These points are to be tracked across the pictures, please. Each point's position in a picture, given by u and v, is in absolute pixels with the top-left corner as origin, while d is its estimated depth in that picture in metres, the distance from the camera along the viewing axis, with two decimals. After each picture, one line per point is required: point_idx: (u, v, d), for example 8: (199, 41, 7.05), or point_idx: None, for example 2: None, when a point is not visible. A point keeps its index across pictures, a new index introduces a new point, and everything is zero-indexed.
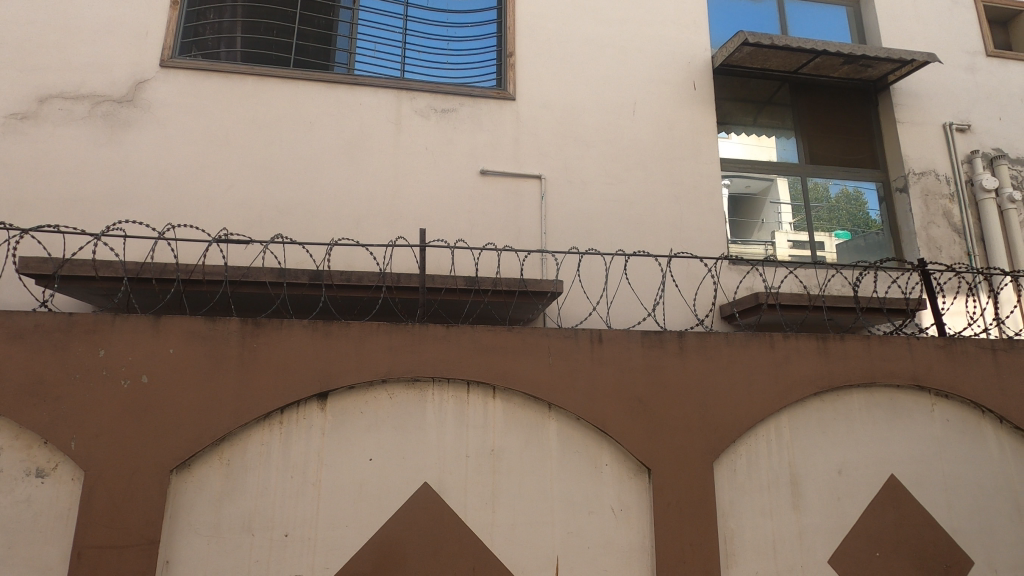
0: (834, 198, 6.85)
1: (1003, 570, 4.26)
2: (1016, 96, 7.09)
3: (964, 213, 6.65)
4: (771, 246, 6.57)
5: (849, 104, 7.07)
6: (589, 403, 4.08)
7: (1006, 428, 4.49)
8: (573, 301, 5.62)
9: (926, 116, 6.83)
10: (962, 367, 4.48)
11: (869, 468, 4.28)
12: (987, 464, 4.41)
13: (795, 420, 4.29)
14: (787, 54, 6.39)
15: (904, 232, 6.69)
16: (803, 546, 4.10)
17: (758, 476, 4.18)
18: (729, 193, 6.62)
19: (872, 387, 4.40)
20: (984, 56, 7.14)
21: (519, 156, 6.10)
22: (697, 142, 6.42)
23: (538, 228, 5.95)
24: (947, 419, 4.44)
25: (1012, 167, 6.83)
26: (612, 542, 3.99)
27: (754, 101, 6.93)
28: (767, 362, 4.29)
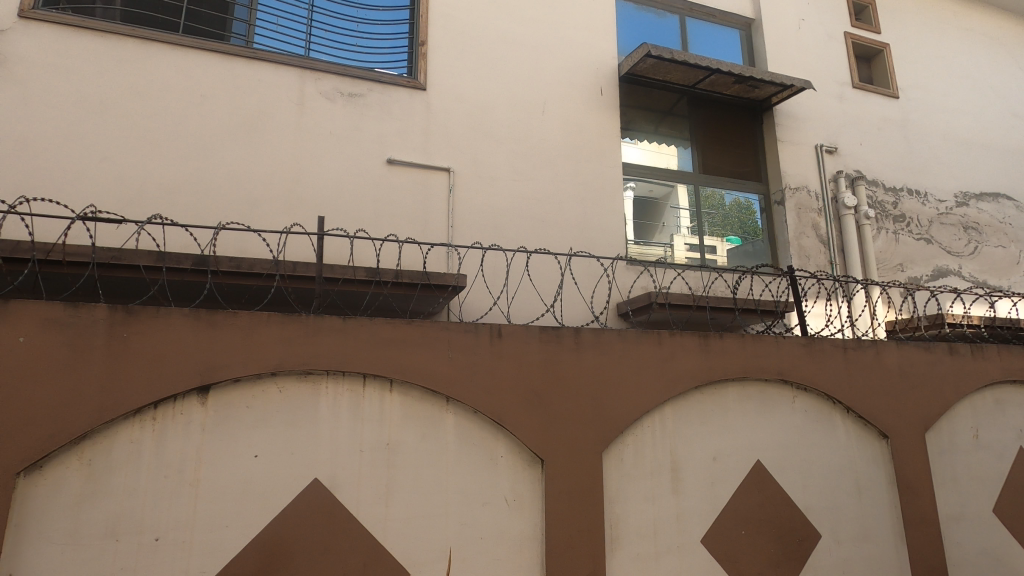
0: (727, 206, 7.40)
1: (846, 543, 4.80)
2: (874, 124, 8.02)
3: (829, 227, 7.44)
4: (669, 248, 7.00)
5: (740, 121, 7.65)
6: (487, 396, 4.14)
7: (854, 417, 5.08)
8: (476, 295, 5.68)
9: (802, 137, 7.57)
10: (818, 363, 5.02)
11: (739, 455, 4.69)
12: (836, 449, 4.98)
13: (677, 411, 4.61)
14: (686, 69, 6.81)
15: (779, 241, 7.37)
16: (680, 528, 4.42)
17: (642, 464, 4.45)
18: (631, 196, 6.97)
19: (745, 381, 4.83)
20: (850, 86, 8.02)
21: (428, 147, 6.03)
22: (602, 145, 6.68)
23: (444, 221, 5.92)
24: (805, 409, 4.96)
25: (868, 187, 7.71)
26: (504, 531, 4.08)
27: (655, 111, 7.32)
28: (654, 357, 4.57)
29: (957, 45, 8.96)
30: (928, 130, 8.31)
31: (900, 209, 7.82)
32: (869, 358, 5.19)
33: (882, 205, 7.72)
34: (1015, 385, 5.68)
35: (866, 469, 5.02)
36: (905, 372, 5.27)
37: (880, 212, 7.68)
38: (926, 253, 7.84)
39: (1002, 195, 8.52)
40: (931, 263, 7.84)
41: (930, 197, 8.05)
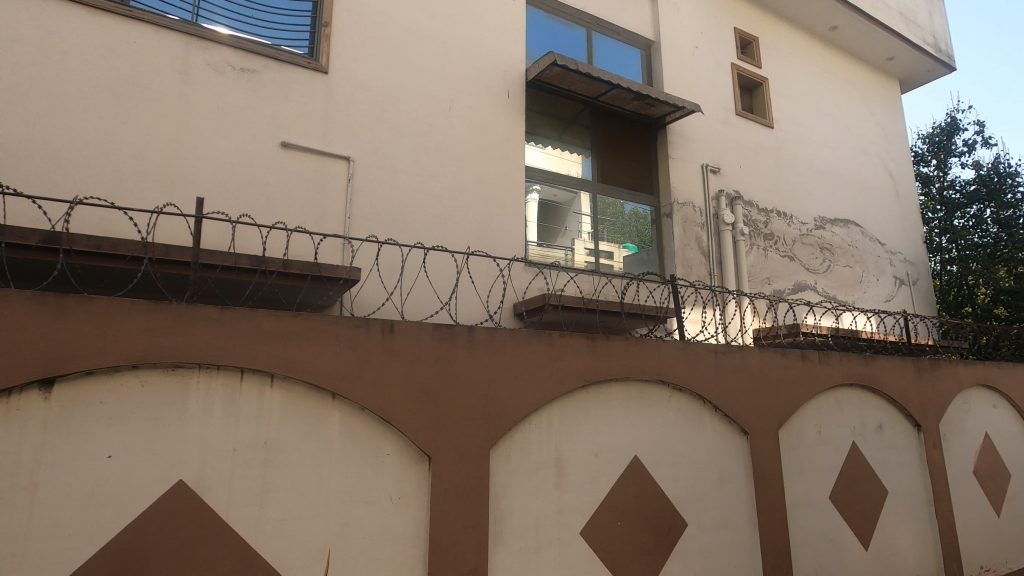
0: (625, 215, 7.81)
1: (708, 530, 5.24)
2: (752, 150, 8.83)
3: (709, 240, 8.09)
4: (569, 252, 7.26)
5: (637, 136, 8.09)
6: (375, 393, 4.06)
7: (720, 416, 5.57)
8: (370, 289, 5.56)
9: (691, 156, 8.16)
10: (692, 366, 5.45)
11: (618, 451, 4.97)
12: (704, 445, 5.42)
13: (563, 410, 4.79)
14: (589, 81, 7.09)
15: (667, 251, 7.90)
16: (561, 521, 4.58)
17: (528, 460, 4.57)
18: (533, 200, 7.14)
19: (627, 381, 5.13)
20: (734, 113, 8.77)
21: (327, 133, 5.78)
22: (507, 147, 6.78)
23: (341, 212, 5.72)
24: (679, 407, 5.36)
25: (744, 207, 8.48)
26: (387, 530, 4.00)
27: (559, 118, 7.55)
28: (544, 357, 4.72)
29: (822, 86, 10.10)
30: (796, 159, 9.30)
31: (770, 228, 8.68)
32: (735, 361, 5.71)
33: (756, 224, 8.53)
34: (851, 388, 6.51)
35: (728, 462, 5.52)
36: (764, 375, 5.86)
37: (753, 230, 8.48)
38: (789, 269, 8.76)
39: (852, 222, 9.73)
40: (793, 278, 8.79)
41: (794, 219, 9.01)
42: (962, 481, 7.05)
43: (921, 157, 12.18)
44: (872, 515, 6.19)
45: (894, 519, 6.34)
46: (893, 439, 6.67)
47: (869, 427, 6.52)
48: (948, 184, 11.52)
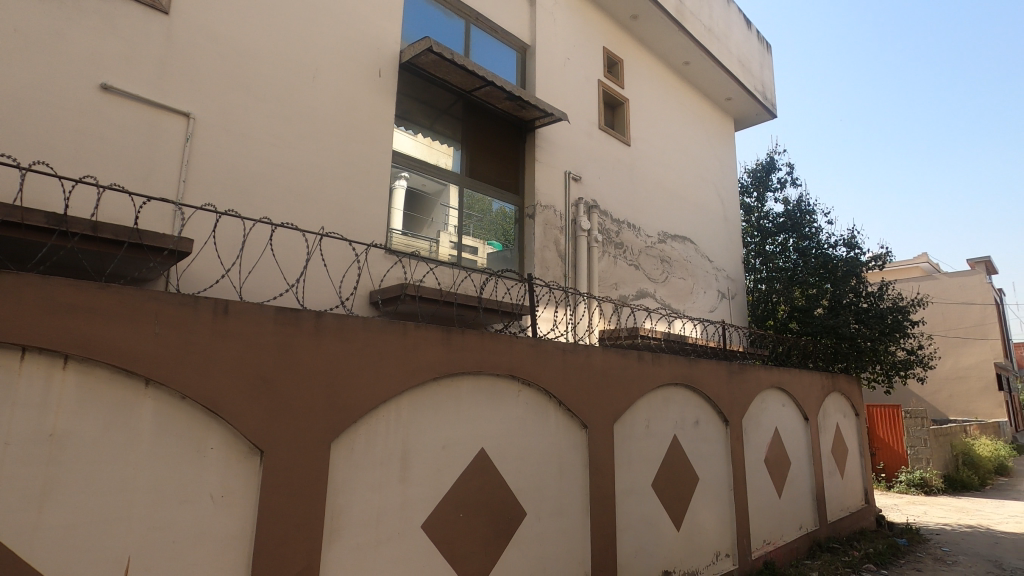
0: (492, 213, 7.93)
1: (545, 518, 5.46)
2: (610, 164, 9.47)
3: (567, 244, 8.49)
4: (435, 243, 7.19)
5: (507, 136, 8.24)
6: (201, 380, 3.56)
7: (564, 410, 5.85)
8: (202, 264, 5.03)
9: (556, 162, 8.51)
10: (542, 362, 5.67)
11: (467, 444, 4.96)
12: (548, 437, 5.65)
13: (413, 402, 4.66)
14: (464, 73, 7.06)
15: (527, 251, 8.15)
16: (404, 515, 4.41)
17: (373, 453, 4.34)
18: (401, 187, 6.94)
19: (479, 375, 5.17)
20: (597, 127, 9.33)
21: (162, 82, 5.06)
22: (374, 128, 6.48)
23: (175, 174, 5.04)
24: (526, 402, 5.53)
25: (600, 216, 9.05)
26: (205, 533, 3.49)
27: (431, 107, 7.42)
28: (397, 348, 4.57)
29: (673, 114, 11.17)
30: (647, 177, 10.16)
31: (620, 238, 9.38)
32: (580, 359, 6.06)
33: (608, 232, 9.17)
34: (676, 387, 7.27)
35: (568, 454, 5.81)
36: (604, 372, 6.30)
37: (606, 238, 9.11)
38: (634, 277, 9.54)
39: (688, 239, 10.88)
40: (636, 286, 9.58)
41: (642, 232, 9.84)
42: (755, 469, 8.23)
43: (745, 188, 14.00)
44: (684, 500, 6.96)
45: (702, 503, 7.20)
46: (706, 432, 7.57)
47: (689, 422, 7.33)
48: (764, 214, 13.40)
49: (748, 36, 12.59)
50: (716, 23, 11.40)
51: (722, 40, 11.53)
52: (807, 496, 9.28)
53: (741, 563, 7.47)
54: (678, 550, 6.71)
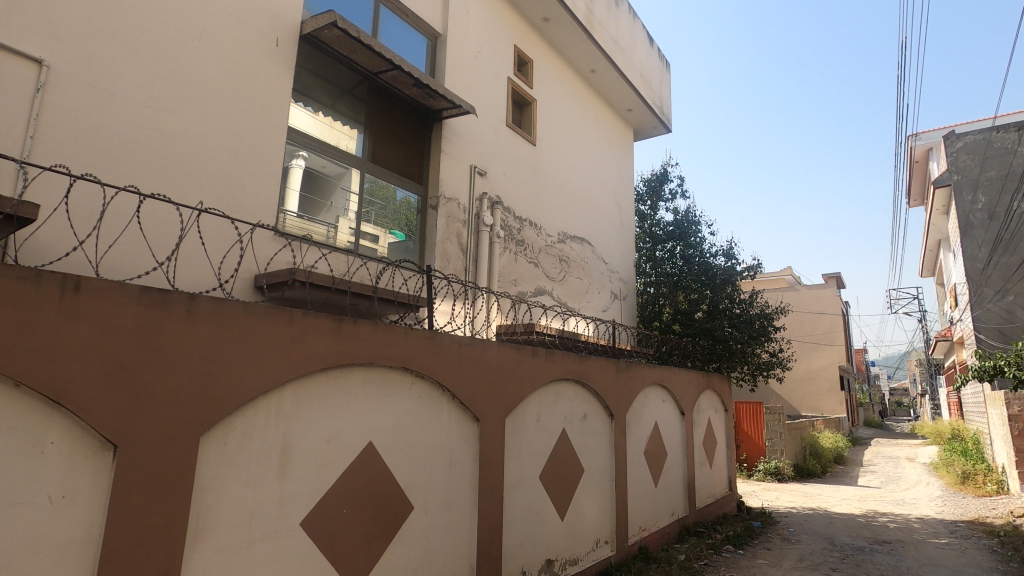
0: (395, 201, 7.74)
1: (434, 512, 5.39)
2: (516, 161, 9.59)
3: (469, 238, 8.47)
4: (333, 229, 6.88)
5: (412, 123, 8.04)
6: (44, 365, 3.08)
7: (456, 403, 5.82)
8: (50, 233, 4.46)
9: (462, 154, 8.46)
10: (436, 354, 5.61)
11: (353, 437, 4.77)
12: (439, 430, 5.59)
13: (296, 393, 4.41)
14: (370, 53, 6.79)
15: (428, 242, 8.02)
16: (280, 512, 4.15)
17: (248, 447, 4.04)
18: (299, 167, 6.56)
19: (371, 366, 5.00)
20: (504, 124, 9.40)
21: (9, 21, 4.37)
22: (268, 100, 6.05)
23: (19, 128, 4.37)
24: (419, 394, 5.44)
25: (503, 212, 9.14)
26: (40, 538, 3.05)
27: (333, 85, 7.06)
28: (281, 336, 4.28)
29: (578, 118, 11.54)
30: (550, 177, 10.41)
31: (522, 236, 9.53)
32: (475, 353, 6.07)
33: (510, 229, 9.30)
34: (567, 382, 7.53)
35: (459, 447, 5.79)
36: (498, 366, 6.37)
37: (508, 234, 9.23)
38: (534, 274, 9.74)
39: (586, 241, 11.31)
40: (535, 283, 9.79)
41: (542, 231, 10.07)
42: (635, 460, 8.75)
43: (640, 196, 14.81)
44: (569, 490, 7.24)
45: (584, 493, 7.52)
46: (593, 426, 7.92)
47: (577, 416, 7.62)
48: (656, 222, 14.25)
49: (650, 53, 13.32)
50: (622, 36, 11.94)
51: (627, 52, 12.10)
52: (679, 485, 10.03)
53: (619, 549, 7.91)
54: (561, 538, 6.95)
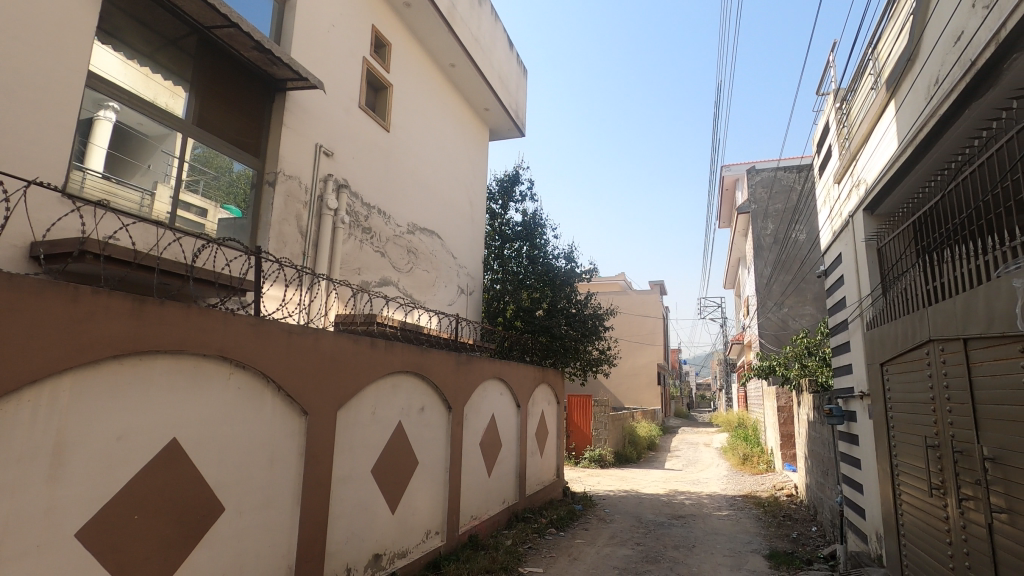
0: (231, 174, 7.03)
1: (249, 513, 4.96)
2: (367, 146, 9.25)
3: (310, 220, 7.96)
4: (149, 196, 6.10)
5: (250, 90, 7.30)
6: None
7: (282, 396, 5.43)
8: None
9: (306, 131, 7.93)
10: (262, 343, 5.18)
11: (152, 433, 4.21)
12: (260, 425, 5.17)
13: (80, 383, 3.77)
14: (201, 4, 6.04)
15: (262, 222, 7.37)
16: (49, 522, 3.53)
17: (7, 447, 3.38)
18: (110, 121, 5.68)
19: (181, 354, 4.45)
20: (356, 105, 9.00)
21: None
22: (63, 37, 5.10)
23: None
24: (238, 385, 4.98)
25: (349, 196, 8.76)
26: None
27: (153, 32, 6.18)
28: (63, 316, 3.62)
29: (435, 110, 11.49)
30: (402, 167, 10.22)
31: (369, 223, 9.22)
32: (306, 342, 5.74)
33: (356, 215, 8.94)
34: (405, 375, 7.46)
35: (284, 443, 5.41)
36: (332, 356, 6.09)
37: (353, 220, 8.87)
38: (379, 264, 9.48)
39: (435, 234, 11.30)
40: (380, 273, 9.54)
41: (391, 220, 9.85)
42: (470, 452, 8.97)
43: (492, 195, 15.20)
44: (401, 483, 7.17)
45: (417, 485, 7.51)
46: (430, 418, 7.95)
47: (414, 409, 7.59)
48: (505, 222, 14.76)
49: (509, 57, 13.70)
50: (483, 36, 12.13)
51: (487, 53, 12.33)
52: (511, 474, 10.50)
53: (449, 539, 8.02)
54: (389, 532, 6.86)
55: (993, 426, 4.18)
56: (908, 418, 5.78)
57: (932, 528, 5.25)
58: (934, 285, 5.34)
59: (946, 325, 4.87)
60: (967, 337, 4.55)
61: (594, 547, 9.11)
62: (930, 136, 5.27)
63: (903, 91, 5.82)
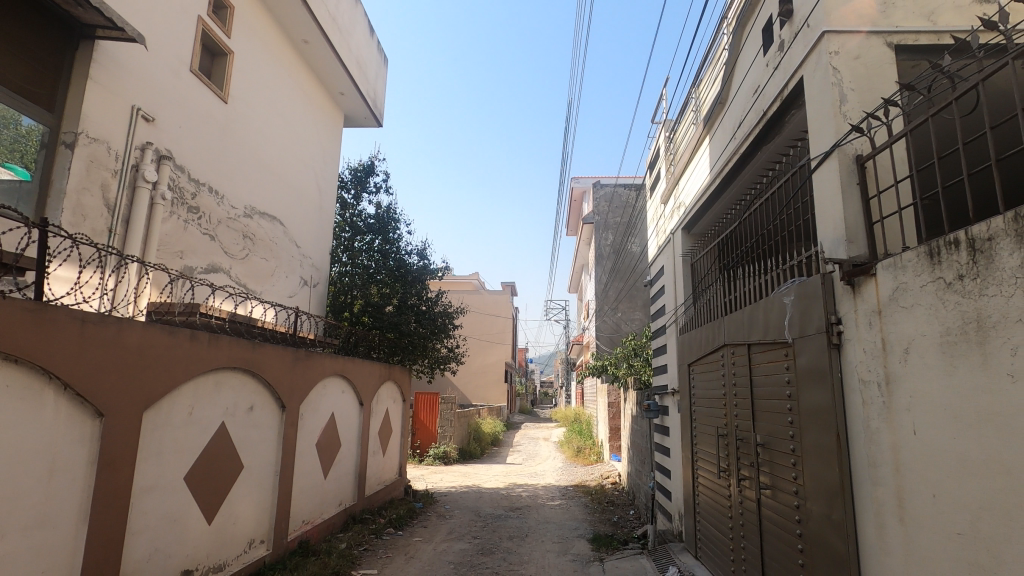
0: (14, 129, 5.82)
1: (13, 535, 4.12)
2: (198, 115, 8.29)
3: (119, 193, 6.92)
4: None
5: (45, 31, 6.05)
6: None
7: (70, 395, 4.63)
8: None
9: (121, 89, 6.86)
10: (44, 333, 4.37)
11: None
12: (37, 429, 4.34)
13: None
14: None
15: (53, 189, 6.20)
16: None
17: None
18: None
19: None
20: (188, 69, 8.01)
21: None
22: None
23: None
24: (8, 383, 4.13)
25: (173, 170, 7.78)
26: None
27: None
28: None
29: (283, 87, 10.68)
30: (241, 144, 9.32)
31: (196, 202, 8.26)
32: (107, 333, 4.97)
33: (182, 191, 7.96)
34: (231, 372, 6.82)
35: (69, 450, 4.59)
36: (139, 350, 5.35)
37: (177, 197, 7.88)
38: (207, 248, 8.55)
39: (277, 220, 10.47)
40: (208, 258, 8.60)
41: (224, 201, 8.92)
42: (305, 453, 8.45)
43: (345, 184, 14.52)
44: (220, 489, 6.50)
45: (240, 492, 6.88)
46: (259, 418, 7.34)
47: (241, 408, 6.96)
48: (357, 213, 14.21)
49: (369, 43, 13.25)
50: (341, 17, 11.58)
51: (345, 36, 11.79)
52: (350, 475, 10.11)
53: (275, 547, 7.46)
54: (203, 545, 6.18)
55: (765, 418, 5.01)
56: (706, 411, 6.70)
57: (719, 506, 6.14)
58: (731, 298, 6.27)
59: (736, 332, 5.74)
60: (750, 343, 5.41)
61: (430, 544, 9.13)
62: (733, 169, 6.18)
63: (715, 127, 6.75)
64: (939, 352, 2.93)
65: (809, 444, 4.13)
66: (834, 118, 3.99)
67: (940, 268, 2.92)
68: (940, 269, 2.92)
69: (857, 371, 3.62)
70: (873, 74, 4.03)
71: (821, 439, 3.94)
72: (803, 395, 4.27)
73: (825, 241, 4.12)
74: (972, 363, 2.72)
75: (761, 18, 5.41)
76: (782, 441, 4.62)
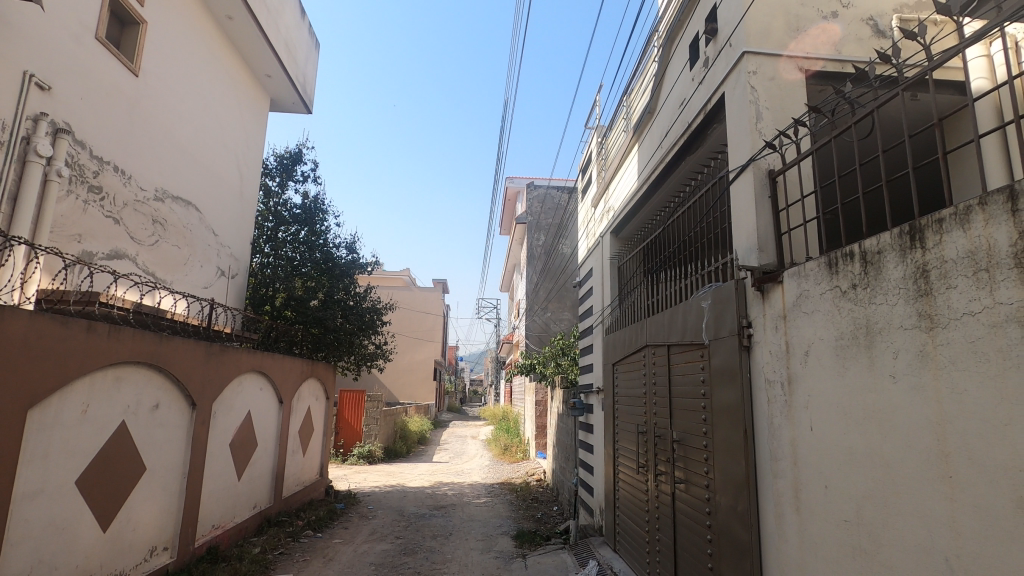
0: None
1: None
2: (104, 87, 7.61)
3: (7, 167, 6.24)
4: None
5: None
6: None
7: None
8: None
9: (12, 52, 6.18)
10: None
11: None
12: None
13: None
14: None
15: None
16: None
17: None
18: None
19: None
20: (93, 36, 7.33)
21: None
22: None
23: None
24: None
25: (72, 145, 7.09)
26: None
27: None
28: None
29: (204, 64, 10.03)
30: (153, 121, 8.66)
31: (99, 181, 7.59)
32: None
33: (81, 169, 7.28)
34: (134, 366, 6.32)
35: None
36: (25, 341, 4.83)
37: (76, 175, 7.20)
38: (110, 232, 7.88)
39: (191, 204, 9.82)
40: (110, 243, 7.93)
41: (132, 181, 8.26)
42: (217, 454, 7.98)
43: (269, 171, 13.83)
44: (117, 494, 6.00)
45: (141, 496, 6.39)
46: (165, 417, 6.85)
47: (144, 406, 6.46)
48: (282, 202, 13.58)
49: (300, 26, 12.71)
50: None
51: (273, 16, 11.23)
52: (266, 476, 9.65)
53: (181, 554, 6.99)
54: (97, 555, 5.69)
55: (681, 416, 5.26)
56: (628, 409, 6.94)
57: (638, 500, 6.38)
58: (654, 300, 6.53)
59: (657, 333, 5.99)
60: (670, 344, 5.66)
61: (351, 546, 8.88)
62: (659, 177, 6.43)
63: (644, 135, 7.00)
64: (834, 355, 3.19)
65: (720, 440, 4.38)
66: (750, 134, 4.24)
67: (837, 277, 3.18)
68: (837, 278, 3.18)
69: (764, 372, 3.88)
70: (786, 95, 4.32)
71: (731, 436, 4.19)
72: (715, 394, 4.52)
73: (740, 249, 4.39)
74: (860, 365, 2.98)
75: (689, 33, 5.66)
76: (696, 437, 4.87)
